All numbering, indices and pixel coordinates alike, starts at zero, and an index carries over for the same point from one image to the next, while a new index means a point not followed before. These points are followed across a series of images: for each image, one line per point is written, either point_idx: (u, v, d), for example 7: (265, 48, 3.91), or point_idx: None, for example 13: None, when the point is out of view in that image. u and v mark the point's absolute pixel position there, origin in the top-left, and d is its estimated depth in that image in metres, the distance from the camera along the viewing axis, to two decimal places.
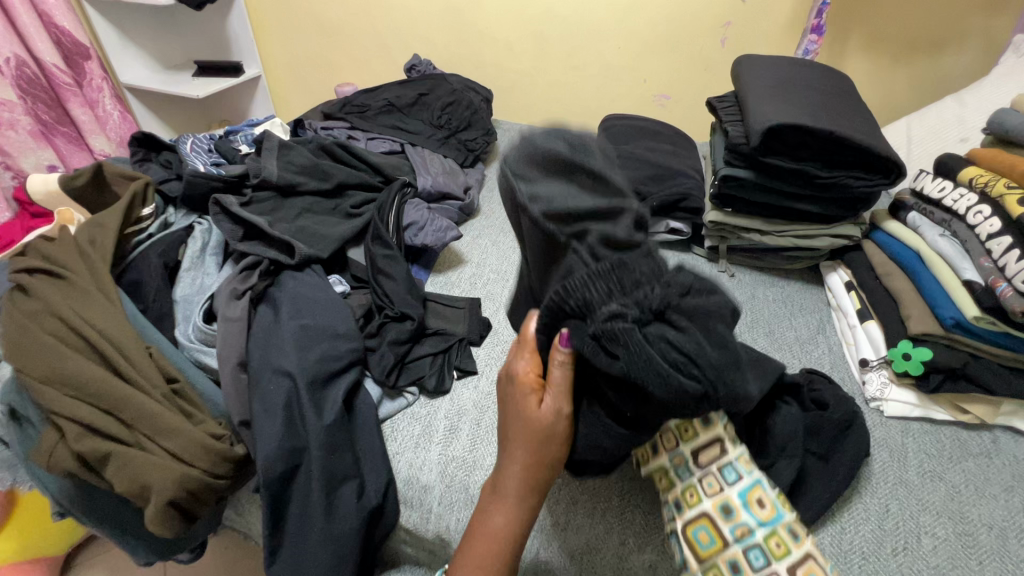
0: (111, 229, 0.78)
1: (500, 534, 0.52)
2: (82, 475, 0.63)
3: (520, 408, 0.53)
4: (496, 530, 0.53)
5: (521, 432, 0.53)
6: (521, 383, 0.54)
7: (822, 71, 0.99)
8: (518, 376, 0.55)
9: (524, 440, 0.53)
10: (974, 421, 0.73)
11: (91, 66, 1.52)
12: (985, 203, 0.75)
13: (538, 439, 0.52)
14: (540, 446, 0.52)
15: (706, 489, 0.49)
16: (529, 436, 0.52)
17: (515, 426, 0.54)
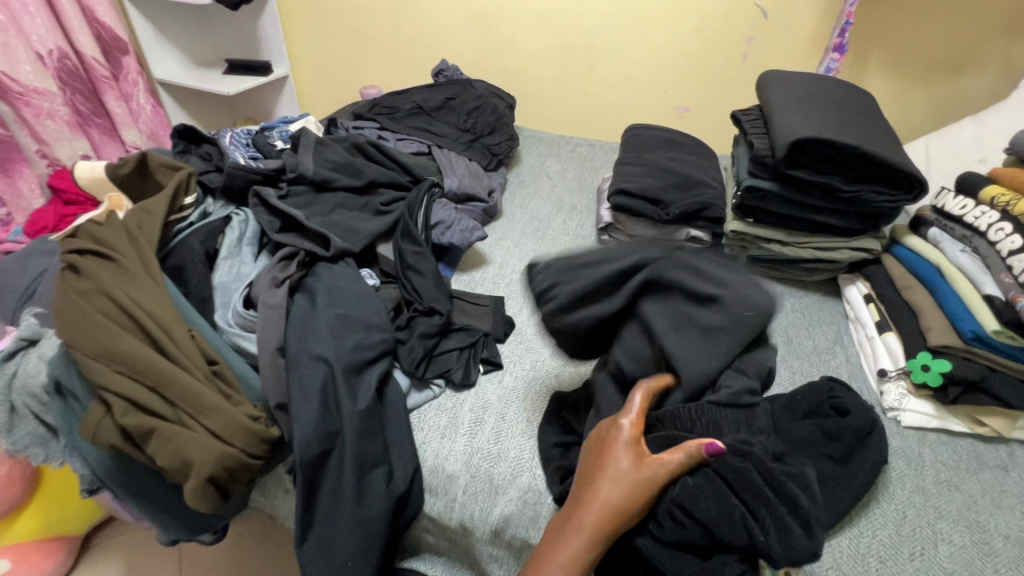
0: (157, 216, 0.81)
1: (563, 572, 0.52)
2: (125, 449, 0.65)
3: (620, 461, 0.54)
4: (563, 564, 0.53)
5: (609, 482, 0.54)
6: (617, 439, 0.56)
7: (846, 88, 1.02)
8: (621, 430, 0.56)
9: (612, 488, 0.54)
10: (991, 434, 0.74)
11: (128, 60, 1.57)
12: (1007, 221, 0.77)
13: (625, 500, 0.53)
14: (621, 506, 0.53)
15: None
16: (617, 485, 0.54)
17: (602, 475, 0.55)
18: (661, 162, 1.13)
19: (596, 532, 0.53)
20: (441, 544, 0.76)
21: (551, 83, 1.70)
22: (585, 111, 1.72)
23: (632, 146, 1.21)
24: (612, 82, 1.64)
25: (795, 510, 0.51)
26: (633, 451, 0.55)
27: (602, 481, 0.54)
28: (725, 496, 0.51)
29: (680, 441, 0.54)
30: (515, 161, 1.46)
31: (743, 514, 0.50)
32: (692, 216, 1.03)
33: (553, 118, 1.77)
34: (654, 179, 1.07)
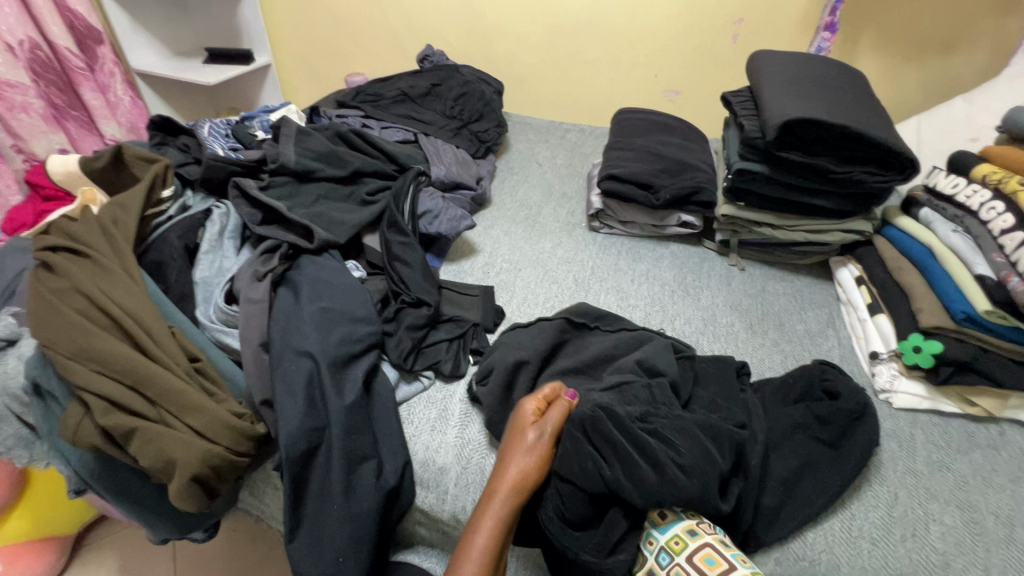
0: (132, 209, 0.78)
1: (486, 536, 0.56)
2: (106, 450, 0.63)
3: (526, 432, 0.61)
4: (482, 529, 0.56)
5: (517, 451, 0.60)
6: (521, 416, 0.63)
7: (837, 67, 1.00)
8: (525, 409, 0.63)
9: (520, 455, 0.60)
10: (983, 414, 0.74)
11: (103, 50, 1.52)
12: (998, 200, 0.75)
13: (535, 466, 0.60)
14: (531, 471, 0.59)
15: (674, 548, 0.55)
16: (524, 453, 0.60)
17: (513, 446, 0.61)
18: (651, 146, 1.11)
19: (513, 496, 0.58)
20: (434, 536, 0.76)
21: (539, 67, 1.67)
22: (574, 96, 1.70)
23: (621, 131, 1.19)
24: (601, 66, 1.61)
25: (644, 450, 0.57)
26: (535, 425, 0.62)
27: (514, 453, 0.61)
28: (583, 454, 0.58)
29: (565, 411, 0.64)
30: (504, 148, 1.44)
31: (593, 460, 0.57)
32: (682, 200, 1.02)
33: (542, 103, 1.74)
34: (644, 164, 1.06)
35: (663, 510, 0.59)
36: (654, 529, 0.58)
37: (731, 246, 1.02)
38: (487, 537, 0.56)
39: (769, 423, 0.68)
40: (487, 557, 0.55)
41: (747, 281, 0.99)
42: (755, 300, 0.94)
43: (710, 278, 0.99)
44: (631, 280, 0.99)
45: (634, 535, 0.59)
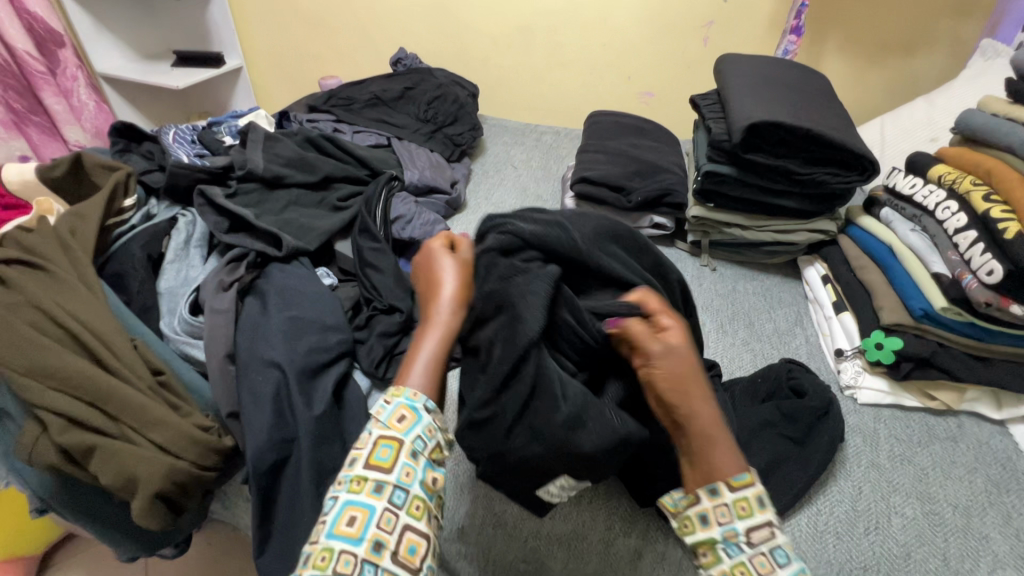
0: (91, 220, 0.76)
1: (440, 348, 0.53)
2: (65, 469, 0.61)
3: (443, 253, 0.58)
4: (441, 339, 0.53)
5: (441, 272, 0.57)
6: (431, 246, 0.60)
7: (801, 70, 1.02)
8: (433, 241, 0.60)
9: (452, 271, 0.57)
10: (942, 407, 0.76)
11: (65, 54, 1.48)
12: (953, 199, 0.78)
13: (461, 289, 0.56)
14: (466, 293, 0.56)
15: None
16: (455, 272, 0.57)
17: (436, 269, 0.57)
18: (623, 149, 1.12)
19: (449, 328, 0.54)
20: None
21: (514, 70, 1.67)
22: (549, 98, 1.70)
23: (594, 133, 1.20)
24: (575, 68, 1.62)
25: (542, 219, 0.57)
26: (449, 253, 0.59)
27: (438, 276, 0.57)
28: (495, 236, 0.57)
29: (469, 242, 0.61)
30: (479, 151, 1.43)
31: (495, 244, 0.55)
32: (654, 202, 1.03)
33: (517, 106, 1.75)
34: (616, 166, 1.07)
35: (749, 512, 0.45)
36: (735, 523, 0.45)
37: (702, 247, 1.04)
38: (427, 354, 0.52)
39: (738, 421, 0.69)
40: (435, 375, 0.52)
41: (717, 281, 1.00)
42: (725, 300, 0.96)
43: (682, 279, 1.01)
44: None
45: (698, 507, 0.47)
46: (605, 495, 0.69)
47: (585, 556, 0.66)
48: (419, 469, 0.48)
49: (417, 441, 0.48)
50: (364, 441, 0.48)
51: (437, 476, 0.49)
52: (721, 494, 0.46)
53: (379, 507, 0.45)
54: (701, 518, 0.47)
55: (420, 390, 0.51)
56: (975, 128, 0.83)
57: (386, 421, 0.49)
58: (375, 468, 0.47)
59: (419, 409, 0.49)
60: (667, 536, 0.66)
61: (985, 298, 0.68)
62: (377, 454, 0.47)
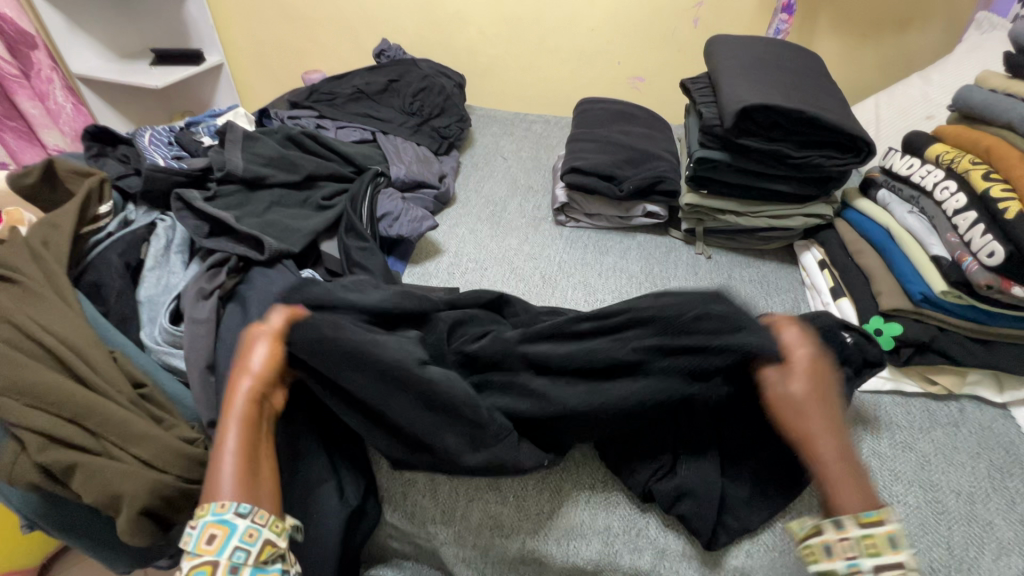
0: (64, 229, 0.74)
1: (231, 452, 0.54)
2: (47, 488, 0.59)
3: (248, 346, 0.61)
4: (229, 430, 0.55)
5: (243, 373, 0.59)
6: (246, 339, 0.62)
7: (793, 50, 0.99)
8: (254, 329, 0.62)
9: (248, 370, 0.59)
10: (942, 392, 0.75)
11: (39, 56, 1.43)
12: (951, 179, 0.76)
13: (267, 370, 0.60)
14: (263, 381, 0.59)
15: (867, 548, 0.49)
16: (255, 371, 0.59)
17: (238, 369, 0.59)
18: (613, 137, 1.10)
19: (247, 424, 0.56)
20: (407, 548, 0.75)
21: (501, 58, 1.63)
22: (538, 85, 1.67)
23: (584, 121, 1.17)
24: (563, 54, 1.58)
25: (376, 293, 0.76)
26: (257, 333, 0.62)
27: (240, 367, 0.59)
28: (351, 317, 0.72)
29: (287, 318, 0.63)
30: (468, 142, 1.40)
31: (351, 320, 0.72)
32: (646, 190, 1.01)
33: (506, 94, 1.71)
34: (607, 155, 1.05)
35: (876, 549, 0.49)
36: (860, 558, 0.48)
37: (697, 234, 1.02)
38: (231, 448, 0.54)
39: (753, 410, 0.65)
40: (243, 474, 0.52)
41: (713, 269, 0.98)
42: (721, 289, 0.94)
43: (676, 268, 0.99)
44: (598, 273, 0.98)
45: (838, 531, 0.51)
46: (603, 491, 0.67)
47: (581, 553, 0.65)
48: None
49: (235, 555, 0.47)
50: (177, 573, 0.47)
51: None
52: (847, 527, 0.50)
53: None
54: (825, 549, 0.50)
55: (229, 500, 0.50)
56: (972, 105, 0.80)
57: (199, 542, 0.47)
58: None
59: (229, 520, 0.48)
60: (668, 533, 0.64)
61: (986, 280, 0.66)
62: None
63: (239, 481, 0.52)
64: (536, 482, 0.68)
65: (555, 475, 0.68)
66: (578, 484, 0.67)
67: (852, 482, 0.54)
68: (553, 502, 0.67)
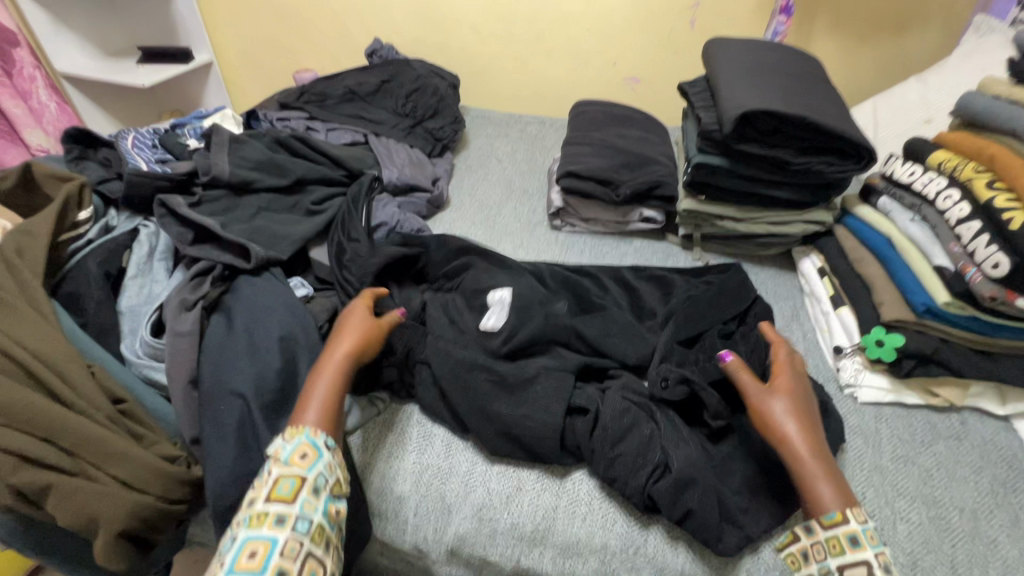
0: (41, 237, 0.71)
1: (321, 405, 0.60)
2: (21, 510, 0.57)
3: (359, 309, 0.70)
4: (326, 391, 0.61)
5: (349, 336, 0.66)
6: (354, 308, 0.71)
7: (792, 54, 0.98)
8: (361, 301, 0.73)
9: (353, 338, 0.66)
10: (944, 404, 0.74)
11: (21, 54, 1.40)
12: (954, 187, 0.74)
13: (364, 327, 0.68)
14: (372, 327, 0.69)
15: (831, 548, 0.52)
16: (359, 336, 0.67)
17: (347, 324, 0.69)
18: (609, 140, 1.08)
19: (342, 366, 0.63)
20: (398, 566, 0.73)
21: (496, 58, 1.61)
22: (534, 86, 1.64)
23: (580, 124, 1.15)
24: (559, 55, 1.56)
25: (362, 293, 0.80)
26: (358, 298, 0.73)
27: (346, 319, 0.69)
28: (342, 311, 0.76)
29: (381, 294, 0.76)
30: (462, 144, 1.38)
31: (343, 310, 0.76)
32: (643, 195, 0.99)
33: (500, 95, 1.69)
34: (603, 159, 1.03)
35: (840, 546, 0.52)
36: (828, 558, 0.52)
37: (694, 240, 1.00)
38: (322, 394, 0.60)
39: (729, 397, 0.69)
40: (328, 408, 0.60)
41: None
42: None
43: None
44: None
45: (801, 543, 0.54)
46: (601, 509, 0.65)
47: (578, 571, 0.63)
48: (319, 504, 0.52)
49: (318, 476, 0.54)
50: (264, 482, 0.52)
51: (338, 506, 0.54)
52: (816, 532, 0.54)
53: (282, 536, 0.49)
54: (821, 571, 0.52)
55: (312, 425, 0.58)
56: (975, 112, 0.79)
57: (240, 558, 0.48)
58: (275, 502, 0.51)
59: (319, 446, 0.56)
60: (669, 552, 0.62)
61: (990, 292, 0.65)
62: (279, 488, 0.52)
63: (322, 416, 0.59)
64: (532, 499, 0.66)
65: (550, 492, 0.66)
66: (574, 502, 0.65)
67: (835, 482, 0.56)
68: (550, 520, 0.65)
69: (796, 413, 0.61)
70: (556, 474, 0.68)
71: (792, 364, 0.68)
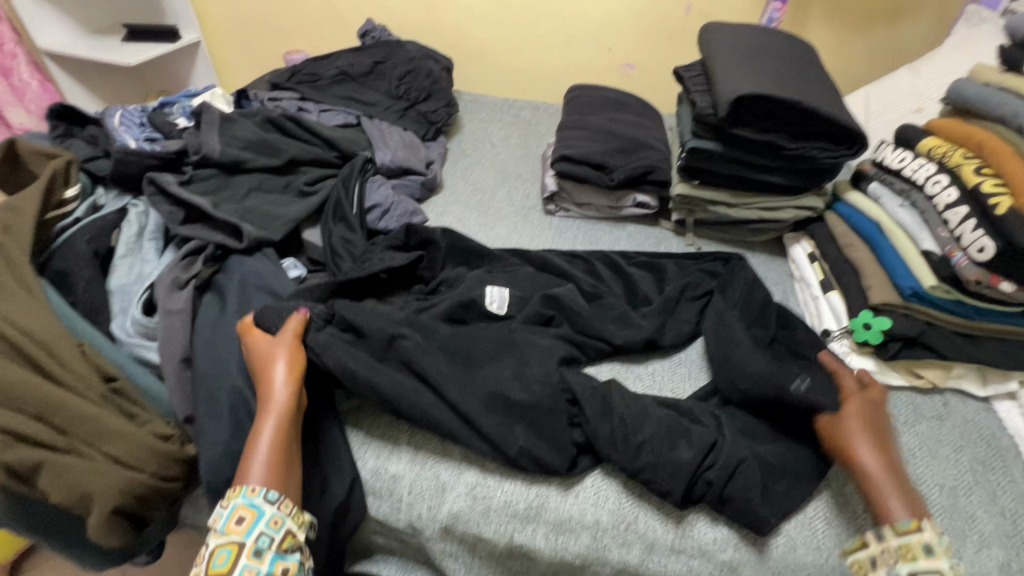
0: (27, 214, 0.69)
1: (268, 454, 0.56)
2: (12, 487, 0.57)
3: (274, 344, 0.63)
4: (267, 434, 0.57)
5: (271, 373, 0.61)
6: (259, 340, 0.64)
7: (786, 40, 0.98)
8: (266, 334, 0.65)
9: (287, 372, 0.61)
10: (928, 385, 0.75)
11: (0, 29, 1.36)
12: (943, 173, 0.75)
13: (292, 375, 0.62)
14: (296, 357, 0.63)
15: (903, 556, 0.52)
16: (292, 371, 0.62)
17: (262, 365, 0.62)
18: (604, 125, 1.08)
19: (282, 422, 0.58)
20: (393, 544, 0.73)
21: (490, 41, 1.59)
22: (528, 71, 1.63)
23: (575, 108, 1.15)
24: (554, 39, 1.55)
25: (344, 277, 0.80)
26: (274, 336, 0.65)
27: (268, 358, 0.62)
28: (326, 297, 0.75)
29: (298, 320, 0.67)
30: (455, 128, 1.37)
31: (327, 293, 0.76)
32: (637, 180, 1.00)
33: (495, 79, 1.67)
34: (598, 144, 1.03)
35: (914, 554, 0.52)
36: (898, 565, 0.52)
37: (687, 226, 1.00)
38: (264, 447, 0.56)
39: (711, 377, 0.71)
40: (277, 454, 0.56)
41: None
42: None
43: None
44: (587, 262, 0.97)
45: (869, 551, 0.55)
46: (593, 487, 0.66)
47: (570, 547, 0.64)
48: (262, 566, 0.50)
49: (260, 539, 0.51)
50: (204, 555, 0.51)
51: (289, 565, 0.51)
52: (886, 537, 0.54)
53: None
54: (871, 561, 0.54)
55: (259, 484, 0.54)
56: (966, 99, 0.80)
57: None
58: None
59: (257, 506, 0.52)
60: (659, 526, 0.63)
61: (975, 275, 0.67)
62: (215, 562, 0.50)
63: (271, 463, 0.56)
64: (526, 478, 0.67)
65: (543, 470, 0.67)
66: (566, 479, 0.66)
67: (903, 495, 0.57)
68: (543, 498, 0.65)
69: (864, 433, 0.60)
70: None
71: (874, 390, 0.65)
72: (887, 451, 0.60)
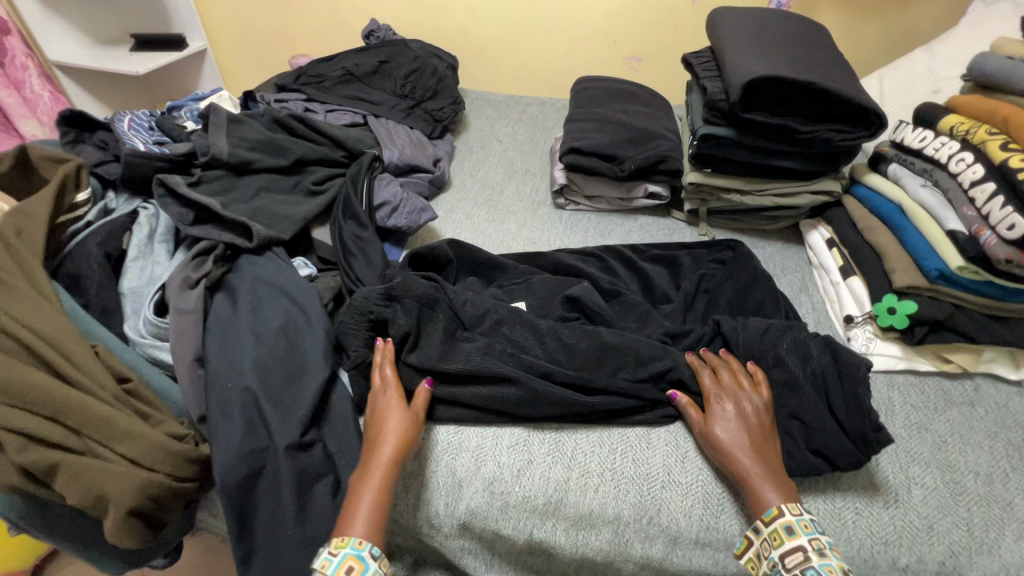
0: (40, 218, 0.70)
1: (370, 518, 0.57)
2: (30, 489, 0.57)
3: (391, 410, 0.63)
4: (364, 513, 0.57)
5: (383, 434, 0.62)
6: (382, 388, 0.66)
7: (798, 22, 0.96)
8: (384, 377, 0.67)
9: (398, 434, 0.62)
10: (957, 370, 0.73)
11: (12, 42, 1.39)
12: (967, 151, 0.73)
13: (404, 442, 0.62)
14: (412, 419, 0.64)
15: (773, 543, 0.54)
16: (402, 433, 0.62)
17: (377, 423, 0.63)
18: (613, 116, 1.06)
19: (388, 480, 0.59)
20: (410, 543, 0.72)
21: (494, 38, 1.58)
22: (533, 66, 1.62)
23: (582, 100, 1.13)
24: (559, 33, 1.53)
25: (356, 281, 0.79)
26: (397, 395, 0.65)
27: (385, 421, 0.63)
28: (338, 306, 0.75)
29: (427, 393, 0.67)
30: (462, 125, 1.36)
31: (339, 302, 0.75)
32: (648, 170, 0.98)
33: (500, 76, 1.67)
34: (608, 135, 1.01)
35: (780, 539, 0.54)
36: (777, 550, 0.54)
37: (700, 215, 0.99)
38: (365, 514, 0.57)
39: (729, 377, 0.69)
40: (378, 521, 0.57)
41: None
42: None
43: None
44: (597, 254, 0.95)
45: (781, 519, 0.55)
46: (613, 482, 0.64)
47: (592, 542, 0.63)
48: None
49: None
50: None
51: None
52: (760, 528, 0.56)
53: None
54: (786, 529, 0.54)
55: (364, 537, 0.56)
56: (987, 74, 0.78)
57: None
58: None
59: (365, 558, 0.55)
60: (682, 519, 0.62)
61: (1005, 255, 0.64)
62: None
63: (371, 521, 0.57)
64: (543, 473, 0.65)
65: (560, 465, 0.65)
66: (583, 473, 0.65)
67: (774, 484, 0.57)
68: (562, 493, 0.64)
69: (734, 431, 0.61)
70: (567, 446, 0.67)
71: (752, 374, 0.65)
72: (748, 441, 0.60)
